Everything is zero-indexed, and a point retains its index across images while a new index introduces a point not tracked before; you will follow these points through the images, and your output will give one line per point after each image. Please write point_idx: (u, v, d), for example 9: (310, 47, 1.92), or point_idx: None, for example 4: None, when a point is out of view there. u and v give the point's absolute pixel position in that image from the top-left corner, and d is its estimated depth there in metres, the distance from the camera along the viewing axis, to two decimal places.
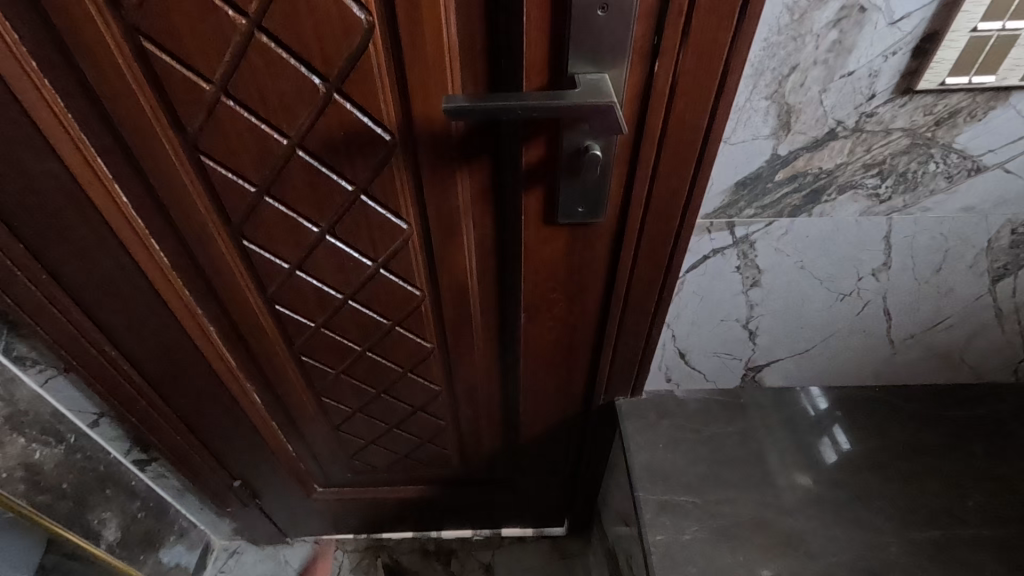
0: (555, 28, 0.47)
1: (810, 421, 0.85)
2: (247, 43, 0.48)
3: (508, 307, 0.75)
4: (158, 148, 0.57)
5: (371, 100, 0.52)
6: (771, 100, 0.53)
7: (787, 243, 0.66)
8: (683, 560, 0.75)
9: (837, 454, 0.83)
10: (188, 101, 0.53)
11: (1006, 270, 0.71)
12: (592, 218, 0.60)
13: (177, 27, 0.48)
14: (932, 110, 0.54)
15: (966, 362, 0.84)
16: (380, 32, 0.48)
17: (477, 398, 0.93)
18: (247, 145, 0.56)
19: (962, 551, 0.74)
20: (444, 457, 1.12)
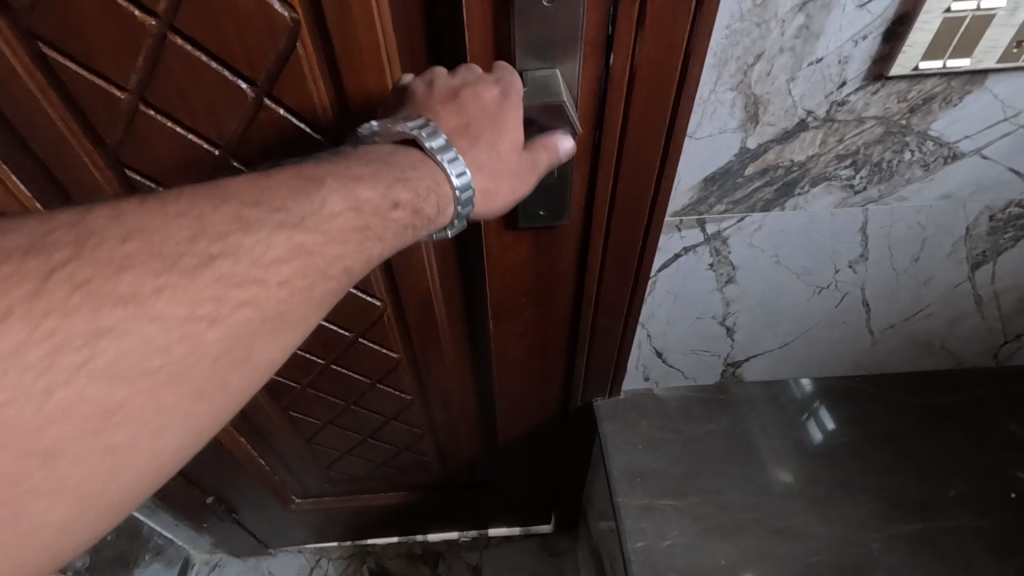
0: (498, 19, 0.43)
1: (797, 405, 0.84)
2: (159, 46, 0.45)
3: (478, 312, 0.72)
4: (75, 164, 0.53)
5: (305, 106, 0.49)
6: (737, 91, 0.49)
7: (761, 238, 0.64)
8: (664, 567, 0.73)
9: (823, 433, 0.82)
10: (104, 111, 0.49)
11: (985, 257, 0.69)
12: (555, 221, 0.57)
13: (78, 31, 0.44)
14: (906, 96, 0.51)
15: (947, 349, 0.83)
16: (308, 30, 0.44)
17: (451, 404, 0.91)
18: (175, 155, 0.53)
19: (945, 544, 0.73)
20: (423, 463, 1.09)
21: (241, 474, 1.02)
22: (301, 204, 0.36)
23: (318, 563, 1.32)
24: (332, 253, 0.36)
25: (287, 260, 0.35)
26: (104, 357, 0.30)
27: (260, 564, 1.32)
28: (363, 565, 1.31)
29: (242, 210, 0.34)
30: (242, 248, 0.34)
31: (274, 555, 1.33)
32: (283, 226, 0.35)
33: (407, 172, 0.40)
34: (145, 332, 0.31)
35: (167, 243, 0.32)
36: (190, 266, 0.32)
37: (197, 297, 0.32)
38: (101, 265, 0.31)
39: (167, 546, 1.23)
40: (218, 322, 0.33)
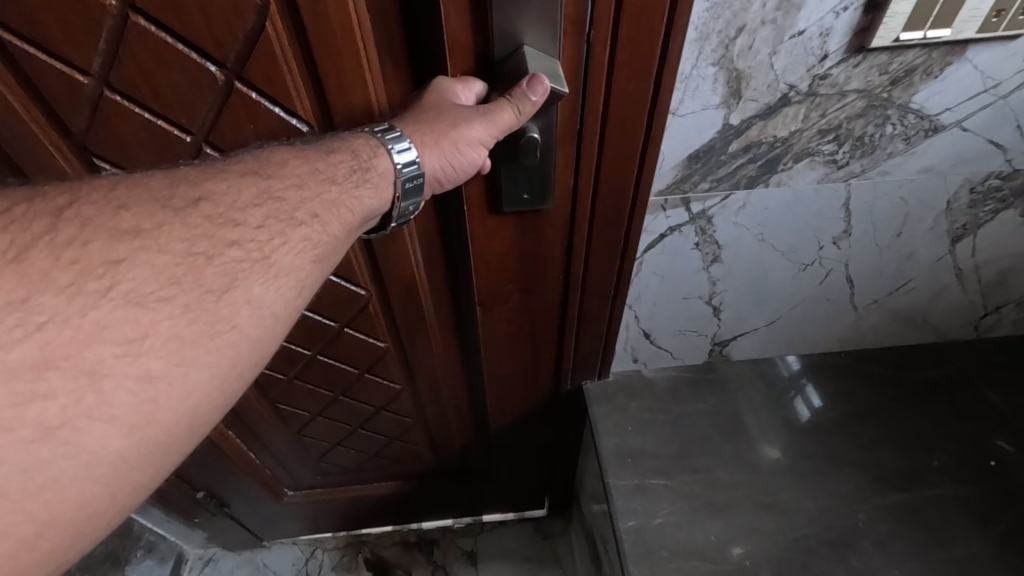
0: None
1: (783, 384, 0.85)
2: (122, 26, 0.43)
3: (465, 298, 0.72)
4: (40, 153, 0.52)
5: (276, 89, 0.47)
6: (719, 66, 0.49)
7: (745, 216, 0.64)
8: (656, 545, 0.73)
9: (810, 410, 0.83)
10: (67, 97, 0.48)
11: (966, 230, 0.70)
12: (540, 204, 0.56)
13: (34, 11, 0.42)
14: (888, 69, 0.51)
15: (929, 322, 0.84)
16: (277, 8, 0.43)
17: (441, 393, 0.91)
18: (145, 143, 0.51)
19: (930, 513, 0.74)
20: (416, 453, 1.09)
21: (231, 467, 1.01)
22: (263, 164, 0.40)
23: (314, 555, 1.32)
24: (296, 195, 0.40)
25: (257, 204, 0.38)
26: (123, 284, 0.32)
27: (255, 558, 1.32)
28: (358, 554, 1.31)
29: (210, 169, 0.39)
30: (218, 193, 0.37)
31: (269, 548, 1.33)
32: (246, 175, 0.39)
33: (354, 147, 0.44)
34: (153, 261, 0.33)
35: (154, 189, 0.36)
36: (180, 203, 0.36)
37: (188, 233, 0.35)
38: (102, 204, 0.34)
39: (159, 542, 1.22)
40: (214, 260, 0.35)
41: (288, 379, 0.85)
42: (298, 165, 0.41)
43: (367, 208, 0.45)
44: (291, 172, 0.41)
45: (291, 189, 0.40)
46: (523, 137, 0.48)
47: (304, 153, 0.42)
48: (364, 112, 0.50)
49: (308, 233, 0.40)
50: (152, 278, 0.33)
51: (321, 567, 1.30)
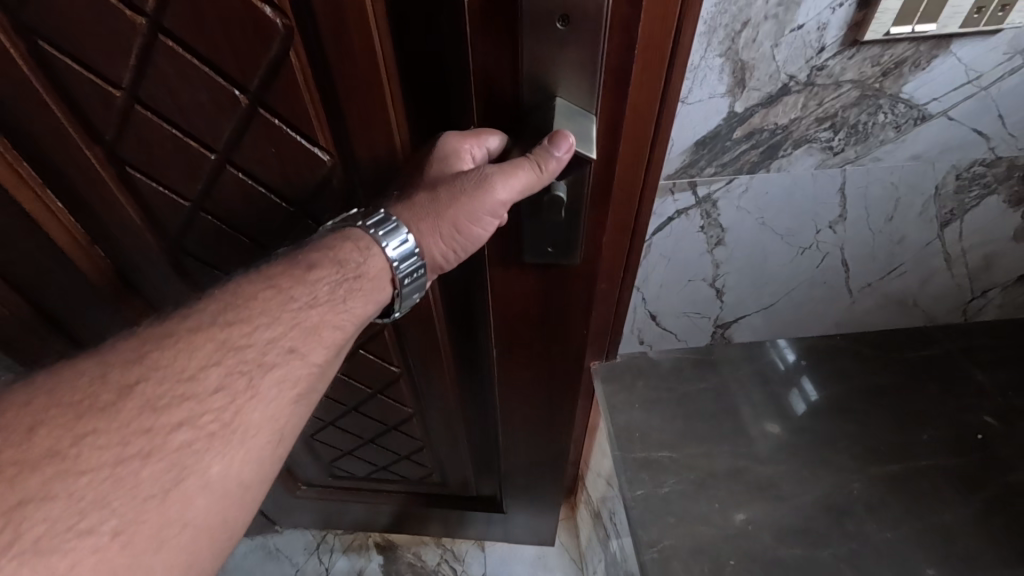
0: (510, 39, 0.42)
1: (781, 374, 0.89)
2: (151, 44, 0.46)
3: (479, 332, 0.76)
4: (76, 158, 0.56)
5: (297, 117, 0.50)
6: (725, 57, 0.53)
7: (748, 201, 0.68)
8: (662, 511, 0.77)
9: (806, 403, 0.86)
10: (100, 106, 0.52)
11: (953, 215, 0.75)
12: (564, 257, 0.59)
13: (73, 26, 0.46)
14: (880, 60, 0.55)
15: (918, 305, 0.90)
16: (300, 40, 0.45)
17: (450, 419, 0.93)
18: (171, 154, 0.55)
19: (920, 481, 0.79)
20: (424, 469, 1.12)
21: None
22: (223, 310, 0.44)
23: (325, 539, 1.35)
24: (261, 337, 0.44)
25: (210, 365, 0.42)
26: (33, 529, 0.34)
27: (267, 542, 1.35)
28: (368, 538, 1.35)
29: (144, 344, 0.42)
30: (159, 370, 0.41)
31: (280, 532, 1.36)
32: (198, 331, 0.43)
33: (341, 253, 0.49)
34: (72, 488, 0.35)
35: (75, 394, 0.38)
36: (112, 395, 0.39)
37: (121, 434, 0.38)
38: (15, 429, 0.36)
39: None
40: (150, 455, 0.38)
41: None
42: (268, 297, 0.46)
43: (361, 313, 0.50)
44: (261, 310, 0.45)
45: (257, 331, 0.44)
46: (548, 194, 0.50)
47: (278, 281, 0.47)
48: (384, 144, 0.52)
49: (285, 372, 0.44)
50: (67, 511, 0.35)
51: (332, 551, 1.33)
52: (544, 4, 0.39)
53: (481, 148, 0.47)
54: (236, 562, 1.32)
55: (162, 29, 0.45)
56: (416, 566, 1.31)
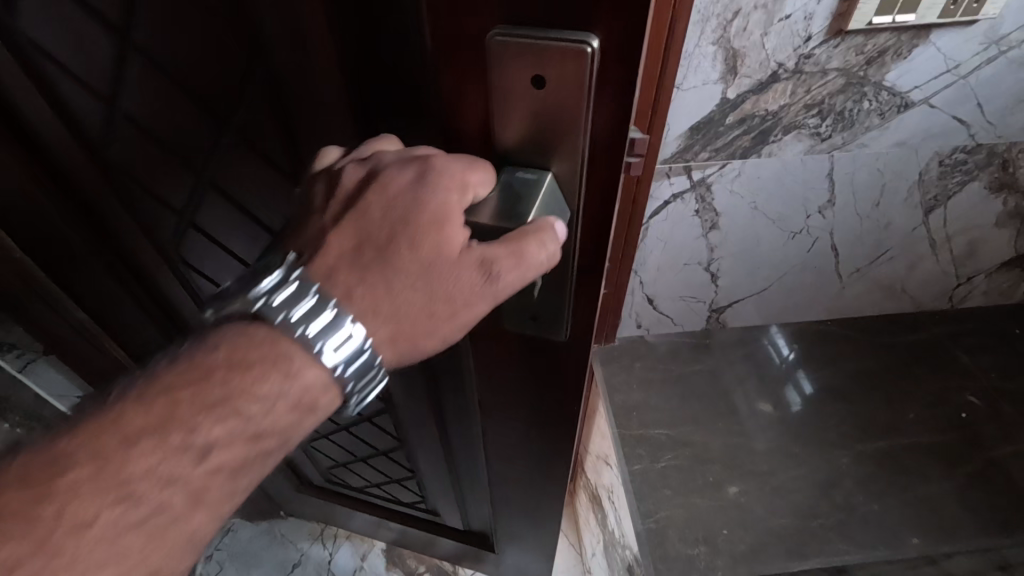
0: (485, 79, 0.29)
1: (777, 369, 0.91)
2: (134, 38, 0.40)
3: (446, 394, 0.63)
4: (68, 165, 0.49)
5: (266, 145, 0.42)
6: (718, 45, 0.56)
7: (741, 184, 0.71)
8: (659, 485, 0.79)
9: (802, 399, 0.88)
10: (85, 106, 0.45)
11: (937, 201, 0.78)
12: (552, 332, 0.41)
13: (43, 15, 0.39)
14: (863, 50, 0.59)
15: (906, 292, 0.93)
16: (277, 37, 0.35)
17: (435, 458, 0.84)
18: (160, 165, 0.48)
19: (907, 457, 0.82)
20: (417, 492, 1.07)
21: None
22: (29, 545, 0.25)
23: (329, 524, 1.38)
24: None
25: None
26: None
27: (273, 527, 1.37)
28: None
29: None
30: None
31: (285, 518, 1.38)
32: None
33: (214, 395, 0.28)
34: None
35: None
36: None
37: None
38: None
39: None
40: None
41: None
42: (116, 515, 0.27)
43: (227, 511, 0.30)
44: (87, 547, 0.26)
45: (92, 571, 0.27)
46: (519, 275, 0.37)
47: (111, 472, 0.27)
48: None
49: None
50: None
51: (336, 538, 1.36)
52: (522, 44, 0.27)
53: (465, 196, 0.29)
54: (243, 544, 1.34)
55: (139, 49, 0.41)
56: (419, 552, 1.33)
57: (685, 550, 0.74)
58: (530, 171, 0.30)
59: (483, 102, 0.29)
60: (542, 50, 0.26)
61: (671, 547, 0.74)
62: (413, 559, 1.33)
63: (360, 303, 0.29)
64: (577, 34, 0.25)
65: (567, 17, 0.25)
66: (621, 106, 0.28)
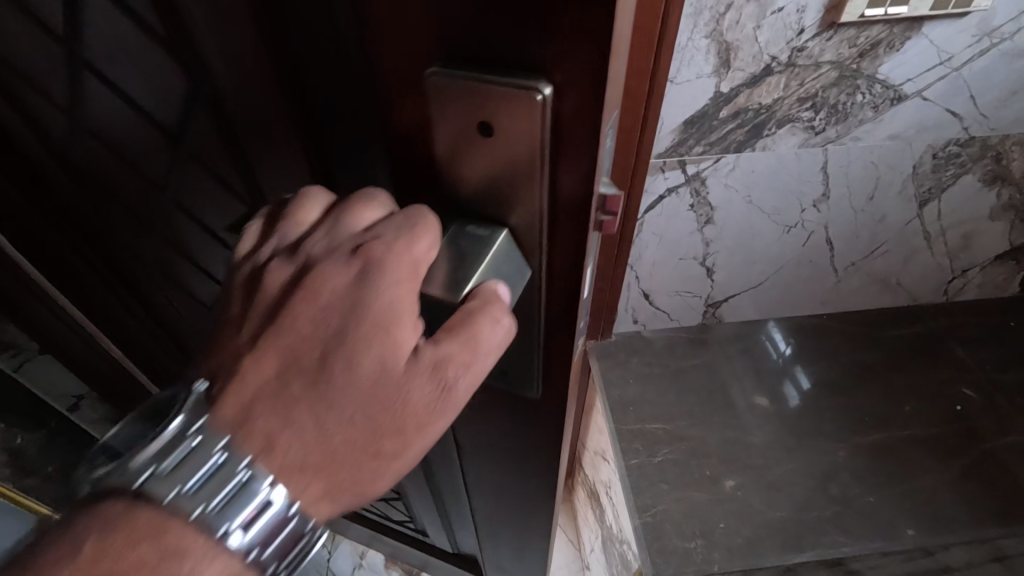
0: (434, 123, 0.25)
1: (776, 365, 0.91)
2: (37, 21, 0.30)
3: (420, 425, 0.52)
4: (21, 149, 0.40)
5: (224, 153, 0.32)
6: (710, 39, 0.56)
7: (736, 179, 0.71)
8: (656, 479, 0.79)
9: (800, 395, 0.88)
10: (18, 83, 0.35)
11: (931, 194, 0.78)
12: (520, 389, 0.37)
13: None
14: (856, 42, 0.59)
15: (902, 286, 0.94)
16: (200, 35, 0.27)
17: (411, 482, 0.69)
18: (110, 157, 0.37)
19: (902, 450, 0.82)
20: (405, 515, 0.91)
21: None
22: None
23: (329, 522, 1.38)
24: None
25: None
26: None
27: None
28: None
29: None
30: None
31: None
32: None
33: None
34: None
35: None
36: None
37: None
38: None
39: None
40: None
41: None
42: None
43: None
44: None
45: None
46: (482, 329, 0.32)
47: None
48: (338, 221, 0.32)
49: None
50: None
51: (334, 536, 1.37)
52: (468, 94, 0.23)
53: (417, 280, 0.25)
54: None
55: (84, 62, 0.31)
56: None
57: (682, 543, 0.74)
58: (483, 226, 0.27)
59: (438, 146, 0.25)
60: (491, 96, 0.22)
61: (667, 541, 0.74)
62: None
63: (285, 457, 0.24)
64: (529, 78, 0.22)
65: (519, 61, 0.22)
66: (586, 154, 0.24)
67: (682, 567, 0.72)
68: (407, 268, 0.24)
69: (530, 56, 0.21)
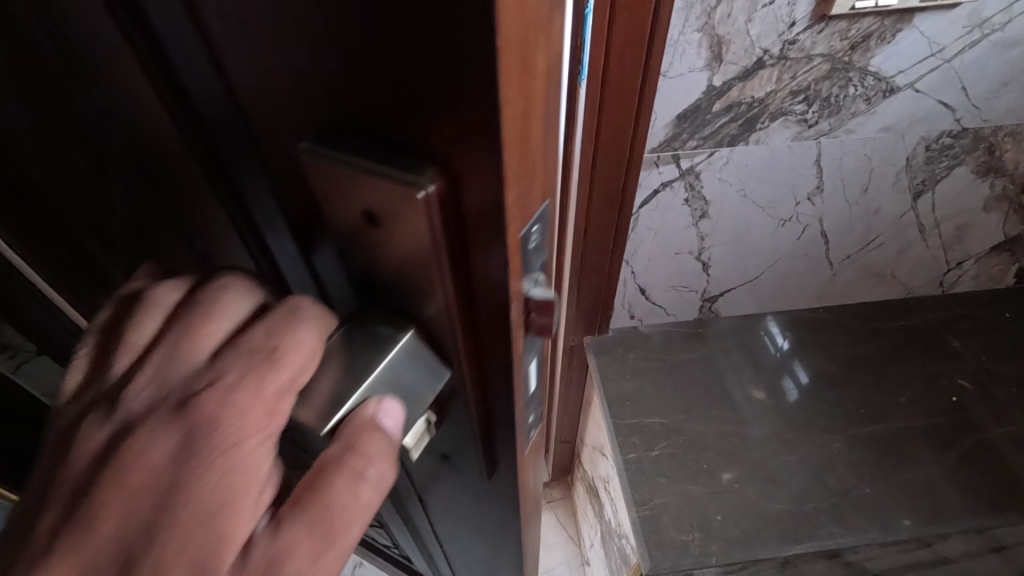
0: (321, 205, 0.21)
1: (776, 361, 0.91)
2: None
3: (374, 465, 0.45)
4: None
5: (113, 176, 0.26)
6: (702, 32, 0.56)
7: (729, 173, 0.72)
8: (653, 473, 0.80)
9: (799, 390, 0.88)
10: None
11: (925, 186, 0.79)
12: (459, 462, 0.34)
13: None
14: (847, 35, 0.59)
15: (897, 277, 0.94)
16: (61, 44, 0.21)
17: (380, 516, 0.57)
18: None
19: (897, 441, 0.82)
20: (389, 540, 0.73)
21: None
22: None
23: None
24: None
25: None
26: None
27: None
28: None
29: None
30: None
31: None
32: None
33: None
34: None
35: None
36: None
37: None
38: None
39: None
40: None
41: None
42: None
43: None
44: None
45: None
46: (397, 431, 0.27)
47: None
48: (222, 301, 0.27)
49: None
50: None
51: None
52: (348, 181, 0.19)
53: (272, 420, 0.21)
54: None
55: None
56: None
57: (679, 536, 0.74)
58: (385, 323, 0.23)
59: (334, 227, 0.21)
60: (372, 187, 0.18)
61: (665, 534, 0.74)
62: None
63: None
64: (411, 171, 0.18)
65: (403, 150, 0.18)
66: (496, 254, 0.20)
67: (679, 559, 0.72)
68: (260, 418, 0.21)
69: (413, 137, 0.17)
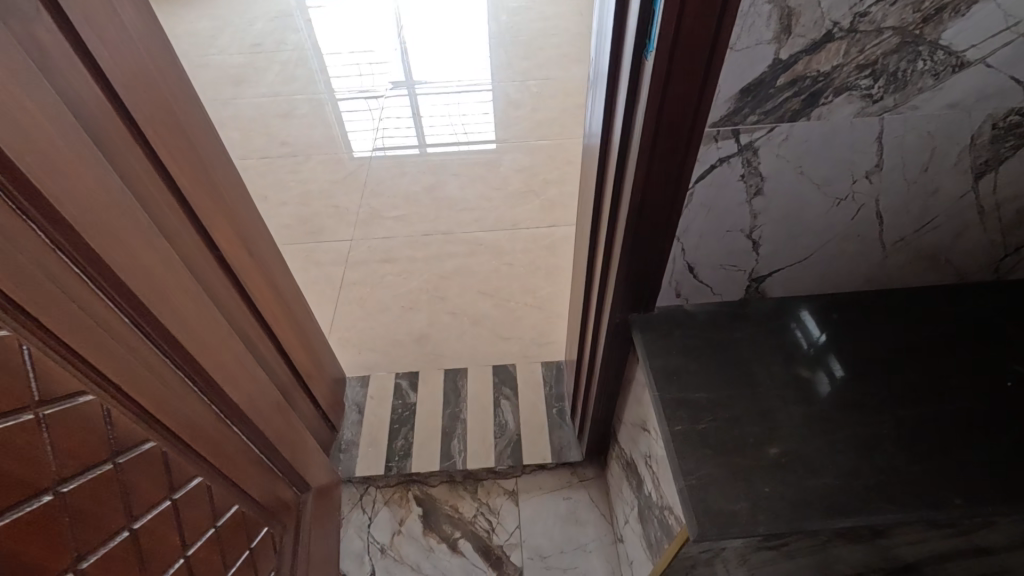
0: None
1: (821, 344, 0.92)
2: None
3: None
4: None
5: None
6: (773, 4, 0.56)
7: (787, 149, 0.72)
8: (700, 445, 0.81)
9: (831, 383, 0.87)
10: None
11: (988, 166, 0.78)
12: None
13: None
14: (920, 7, 0.58)
15: (950, 263, 0.94)
16: None
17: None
18: None
19: (950, 424, 0.82)
20: None
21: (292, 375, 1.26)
22: None
23: (367, 492, 1.50)
24: None
25: None
26: None
27: None
28: (408, 492, 1.49)
29: None
30: None
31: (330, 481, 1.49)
32: None
33: None
34: None
35: None
36: None
37: None
38: None
39: None
40: None
41: (190, 485, 0.78)
42: None
43: None
44: None
45: None
46: None
47: None
48: None
49: None
50: None
51: (375, 502, 1.48)
52: None
53: None
54: None
55: None
56: (453, 517, 1.44)
57: (727, 506, 0.75)
58: None
59: None
60: None
61: (712, 502, 0.75)
62: (449, 525, 1.43)
63: None
64: None
65: None
66: None
67: (727, 528, 0.73)
68: None
69: None
